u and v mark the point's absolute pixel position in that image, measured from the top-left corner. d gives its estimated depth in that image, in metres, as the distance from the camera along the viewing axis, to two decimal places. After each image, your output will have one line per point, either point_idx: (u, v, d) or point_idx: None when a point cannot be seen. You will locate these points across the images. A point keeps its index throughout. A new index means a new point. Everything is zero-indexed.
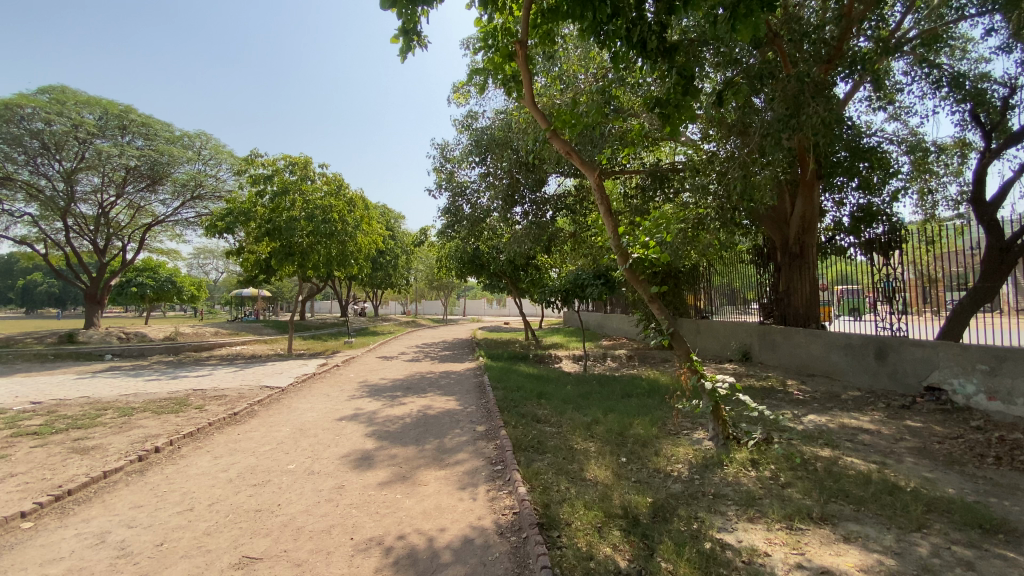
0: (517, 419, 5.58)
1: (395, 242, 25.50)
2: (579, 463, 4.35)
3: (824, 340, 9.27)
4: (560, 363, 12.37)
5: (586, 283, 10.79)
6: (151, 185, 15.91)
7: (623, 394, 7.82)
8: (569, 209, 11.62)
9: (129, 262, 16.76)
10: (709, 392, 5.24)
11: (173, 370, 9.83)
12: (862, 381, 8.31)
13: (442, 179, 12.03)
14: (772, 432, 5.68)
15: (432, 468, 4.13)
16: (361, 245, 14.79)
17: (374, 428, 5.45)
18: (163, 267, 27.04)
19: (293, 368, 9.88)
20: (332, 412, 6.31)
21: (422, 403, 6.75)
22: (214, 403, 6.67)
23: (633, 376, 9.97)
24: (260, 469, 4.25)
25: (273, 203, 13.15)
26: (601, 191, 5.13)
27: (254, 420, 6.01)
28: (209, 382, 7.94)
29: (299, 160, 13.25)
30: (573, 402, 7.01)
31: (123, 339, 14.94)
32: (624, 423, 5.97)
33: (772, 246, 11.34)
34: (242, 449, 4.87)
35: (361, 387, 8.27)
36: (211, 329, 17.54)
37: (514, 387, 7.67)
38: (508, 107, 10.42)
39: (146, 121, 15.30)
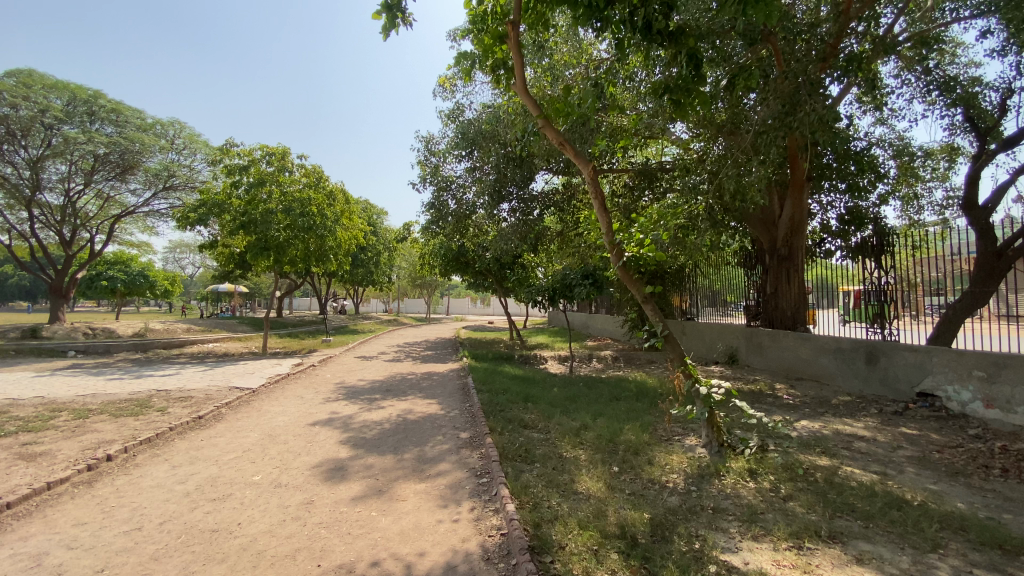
0: (502, 425, 5.28)
1: (377, 239, 24.99)
2: (569, 474, 4.08)
3: (813, 344, 9.14)
4: (546, 364, 12.10)
5: (574, 282, 10.53)
6: (121, 174, 15.17)
7: (610, 397, 7.58)
8: (557, 207, 11.34)
9: (99, 255, 15.95)
10: (704, 398, 5.01)
11: (139, 368, 9.28)
12: (852, 386, 8.21)
13: (427, 173, 11.63)
14: (766, 439, 5.48)
15: (410, 481, 3.80)
16: (342, 241, 14.33)
17: (350, 435, 5.10)
18: (135, 260, 26.02)
19: (266, 367, 9.41)
20: (306, 416, 5.92)
21: (403, 407, 6.41)
22: (179, 405, 6.21)
23: (620, 378, 9.75)
24: (221, 480, 3.86)
25: (249, 195, 12.61)
26: (594, 185, 4.86)
27: (221, 424, 5.59)
28: (176, 381, 7.47)
29: (278, 151, 12.69)
30: (560, 406, 6.73)
31: (89, 335, 14.21)
32: (614, 429, 5.70)
33: (760, 248, 11.22)
34: (205, 456, 4.46)
35: (338, 388, 7.88)
36: (184, 325, 16.85)
37: (498, 390, 7.35)
38: (497, 100, 10.09)
39: (117, 107, 14.52)
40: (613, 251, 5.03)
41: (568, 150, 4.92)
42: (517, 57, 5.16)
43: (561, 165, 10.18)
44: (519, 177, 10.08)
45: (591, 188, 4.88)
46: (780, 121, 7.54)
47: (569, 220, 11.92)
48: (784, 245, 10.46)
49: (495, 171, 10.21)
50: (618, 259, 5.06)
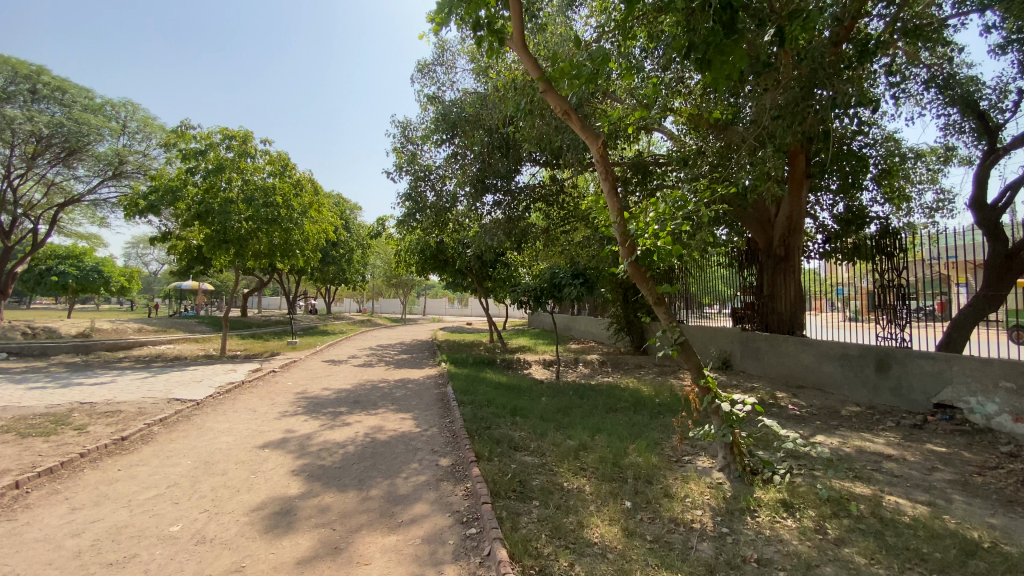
0: (490, 448, 4.46)
1: (350, 235, 23.84)
2: (577, 516, 3.31)
3: (815, 349, 8.58)
4: (530, 369, 11.31)
5: (563, 282, 9.73)
6: (64, 158, 13.74)
7: (606, 409, 6.83)
8: (545, 201, 10.56)
9: (43, 244, 14.50)
10: (727, 416, 4.31)
11: (67, 375, 8.09)
12: (861, 396, 7.66)
13: (403, 161, 10.68)
14: (790, 462, 4.80)
15: (377, 533, 2.95)
16: (309, 234, 13.25)
17: (306, 462, 4.21)
18: (87, 255, 24.16)
19: (218, 373, 8.33)
20: (255, 437, 4.97)
21: (372, 423, 5.52)
22: (100, 422, 5.19)
23: (612, 385, 9.04)
24: (126, 532, 2.93)
25: (206, 183, 11.47)
26: (603, 163, 4.18)
27: (148, 447, 4.60)
28: (104, 392, 6.39)
29: (239, 134, 11.51)
30: (552, 421, 5.94)
31: (29, 335, 12.79)
32: (619, 449, 4.94)
33: (754, 249, 10.63)
34: (114, 496, 3.50)
35: (298, 399, 6.91)
36: (135, 324, 15.43)
37: (482, 401, 6.53)
38: (482, 80, 9.25)
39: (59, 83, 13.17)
40: (623, 244, 4.34)
41: (572, 121, 4.30)
42: (514, 10, 4.63)
43: (551, 154, 9.40)
44: (505, 167, 9.28)
45: (597, 166, 4.22)
46: (799, 101, 6.85)
47: (556, 216, 11.16)
48: (780, 245, 9.91)
49: (479, 160, 9.37)
50: (627, 253, 4.35)
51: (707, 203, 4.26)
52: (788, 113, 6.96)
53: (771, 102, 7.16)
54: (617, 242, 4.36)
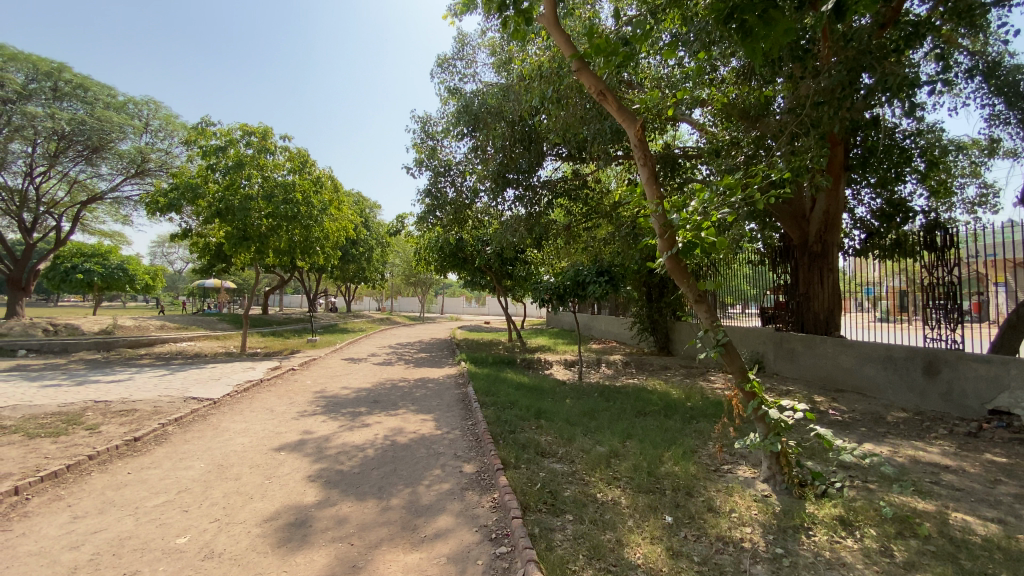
0: (517, 454, 4.19)
1: (369, 234, 23.80)
2: (615, 533, 3.02)
3: (856, 351, 8.11)
4: (552, 369, 11.02)
5: (587, 280, 9.37)
6: (90, 157, 13.92)
7: (635, 413, 6.51)
8: (568, 195, 10.21)
9: (66, 241, 14.69)
10: (773, 422, 3.99)
11: (88, 372, 8.08)
12: (906, 401, 7.19)
13: (423, 157, 10.47)
14: (843, 474, 4.42)
15: (398, 548, 2.71)
16: (329, 232, 13.14)
17: (323, 466, 4.00)
18: (113, 253, 24.64)
19: (237, 372, 8.23)
20: (271, 439, 4.78)
21: (392, 425, 5.29)
22: (115, 422, 5.06)
23: (639, 387, 8.69)
24: (130, 545, 2.73)
25: (226, 180, 11.41)
26: (642, 147, 3.91)
27: (161, 449, 4.44)
28: (121, 390, 6.30)
29: (259, 130, 11.43)
30: (580, 425, 5.64)
31: (50, 332, 12.95)
32: (653, 458, 4.64)
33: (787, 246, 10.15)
34: (122, 502, 3.33)
35: (317, 398, 6.73)
36: (157, 321, 15.57)
37: (505, 402, 6.26)
38: (506, 71, 8.96)
39: (84, 82, 13.29)
40: (663, 236, 4.01)
41: (608, 103, 4.03)
42: None
43: (575, 147, 9.10)
44: (527, 161, 9.01)
45: (636, 150, 3.95)
46: (846, 85, 6.42)
47: (579, 212, 10.84)
48: (816, 242, 9.45)
49: (500, 154, 9.06)
50: (667, 247, 4.02)
51: (756, 190, 3.94)
52: (833, 98, 6.53)
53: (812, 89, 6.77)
54: (656, 235, 4.04)
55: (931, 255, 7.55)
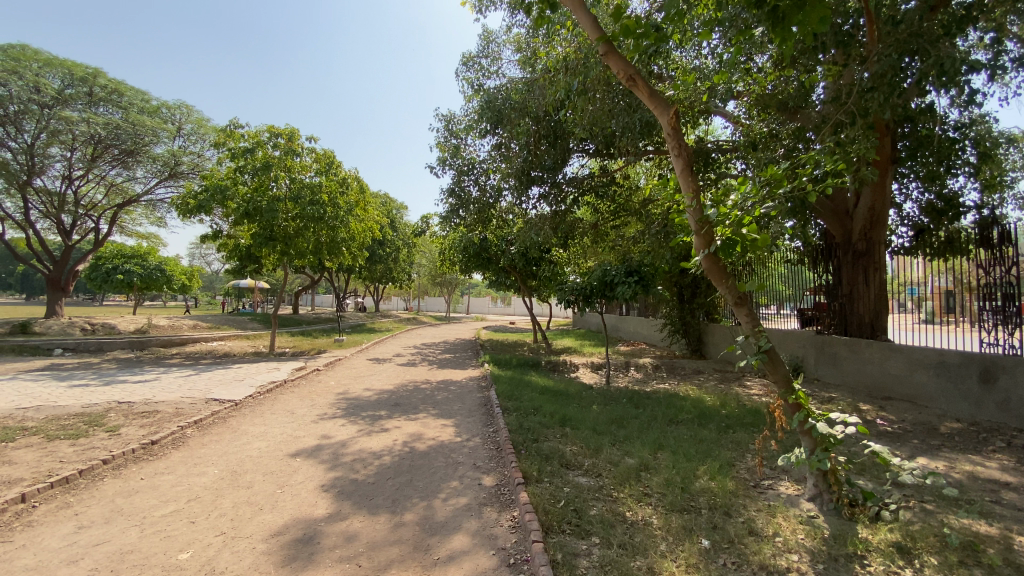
0: (539, 467, 3.94)
1: (396, 234, 23.90)
2: (646, 559, 2.74)
3: (904, 356, 7.56)
4: (578, 372, 10.72)
5: (616, 280, 9.00)
6: (127, 161, 14.33)
7: (667, 421, 6.19)
8: (595, 192, 9.86)
9: (103, 242, 15.14)
10: (821, 436, 3.67)
11: (119, 372, 8.22)
12: (959, 410, 6.63)
13: (447, 155, 10.30)
14: (899, 493, 4.02)
15: (408, 572, 2.50)
16: (354, 232, 13.16)
17: (337, 475, 3.85)
18: (152, 254, 25.47)
19: (262, 372, 8.24)
20: (288, 443, 4.66)
21: (412, 430, 5.12)
22: (135, 424, 5.04)
23: (669, 392, 8.33)
24: (130, 561, 2.61)
25: (254, 182, 11.52)
26: (676, 135, 3.64)
27: (177, 453, 4.38)
28: (146, 391, 6.33)
29: (285, 131, 11.48)
30: (607, 434, 5.37)
31: (88, 331, 13.37)
32: (688, 472, 4.35)
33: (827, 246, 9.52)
34: (130, 512, 3.24)
35: (338, 401, 6.63)
36: (190, 321, 15.95)
37: (529, 408, 6.04)
38: (530, 66, 8.71)
39: (120, 89, 13.66)
40: (699, 233, 3.62)
41: (639, 87, 3.76)
42: None
43: (602, 142, 8.78)
44: (552, 159, 8.74)
45: (669, 139, 3.68)
46: (897, 70, 5.83)
47: (606, 210, 10.50)
48: (860, 239, 8.85)
49: (524, 151, 8.81)
50: (704, 244, 3.65)
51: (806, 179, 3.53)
52: (883, 84, 5.98)
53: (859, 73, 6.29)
54: (692, 232, 3.66)
55: (988, 254, 6.91)
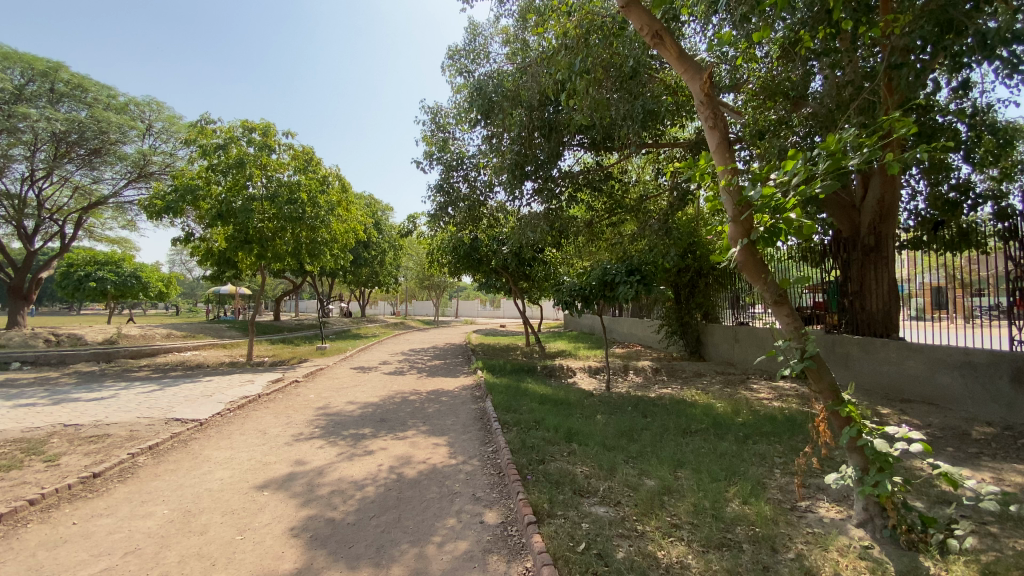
0: (551, 499, 3.38)
1: (382, 237, 23.22)
2: None
3: (926, 355, 7.14)
4: (575, 378, 10.18)
5: (616, 281, 8.32)
6: (93, 161, 13.51)
7: (679, 432, 5.67)
8: (592, 187, 9.29)
9: (71, 248, 14.19)
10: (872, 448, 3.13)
11: (75, 388, 7.45)
12: (991, 413, 6.23)
13: (433, 149, 9.67)
14: (959, 517, 3.53)
15: None
16: (336, 233, 12.49)
17: (311, 513, 3.23)
18: (127, 260, 24.41)
19: (234, 385, 7.53)
20: (256, 472, 4.03)
21: (400, 452, 4.51)
22: (78, 452, 4.36)
23: (676, 398, 7.81)
24: None
25: (228, 181, 10.80)
26: (708, 103, 3.34)
27: (123, 488, 3.72)
28: (99, 411, 5.62)
29: (260, 126, 10.77)
30: (619, 450, 4.82)
31: (52, 342, 12.50)
32: (719, 496, 3.82)
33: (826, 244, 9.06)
34: (49, 572, 2.60)
35: (317, 417, 5.98)
36: (164, 330, 15.10)
37: (529, 421, 5.48)
38: (523, 53, 8.18)
39: (83, 83, 12.80)
40: (737, 222, 3.14)
41: (665, 45, 3.64)
42: None
43: (599, 133, 8.25)
44: (547, 151, 8.17)
45: (700, 106, 3.38)
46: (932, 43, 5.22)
47: (602, 207, 10.02)
48: (869, 234, 8.48)
49: (517, 144, 8.26)
50: (740, 235, 3.16)
51: (877, 152, 2.85)
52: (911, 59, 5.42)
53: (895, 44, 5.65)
54: (728, 220, 3.17)
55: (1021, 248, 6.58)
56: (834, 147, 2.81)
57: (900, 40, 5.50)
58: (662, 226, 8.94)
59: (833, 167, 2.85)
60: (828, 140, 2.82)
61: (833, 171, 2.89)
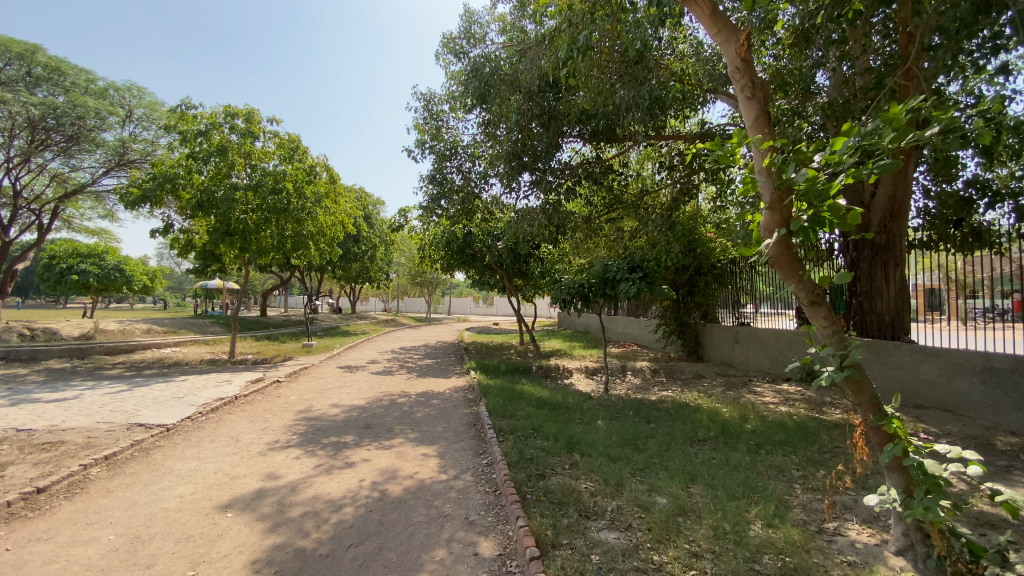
0: (555, 525, 2.98)
1: (373, 232, 22.70)
2: None
3: (941, 360, 6.82)
4: (572, 379, 9.80)
5: (617, 278, 7.93)
6: (70, 148, 12.90)
7: (687, 441, 5.30)
8: (593, 180, 8.88)
9: (45, 239, 13.55)
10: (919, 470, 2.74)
11: (37, 388, 6.91)
12: (1011, 422, 5.92)
13: (426, 137, 9.18)
14: (1005, 544, 3.17)
15: None
16: (324, 226, 11.97)
17: (280, 541, 2.80)
18: (110, 253, 23.68)
19: (210, 386, 7.05)
20: (222, 488, 3.57)
21: (385, 464, 4.08)
22: (25, 462, 3.86)
23: (678, 403, 7.43)
24: None
25: (211, 170, 10.27)
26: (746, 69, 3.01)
27: (68, 507, 3.24)
28: (56, 415, 5.12)
29: (243, 112, 10.24)
30: (624, 463, 4.43)
31: (25, 337, 11.91)
32: (739, 518, 3.44)
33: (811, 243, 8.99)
34: None
35: (297, 422, 5.53)
36: (144, 325, 14.49)
37: (526, 428, 5.07)
38: (523, 36, 7.75)
39: (57, 65, 12.15)
40: (773, 208, 2.73)
41: (697, 5, 3.33)
42: None
43: (601, 122, 7.84)
44: (545, 141, 7.74)
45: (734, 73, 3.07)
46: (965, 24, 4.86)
47: (601, 202, 9.65)
48: (879, 232, 8.16)
49: (514, 133, 7.83)
50: (777, 223, 2.75)
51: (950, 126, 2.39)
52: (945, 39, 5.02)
53: (927, 24, 5.25)
54: (763, 206, 2.76)
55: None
56: (898, 118, 2.30)
57: (932, 19, 5.08)
58: (666, 221, 8.54)
59: (895, 145, 2.36)
60: (890, 110, 2.30)
61: (896, 148, 2.39)
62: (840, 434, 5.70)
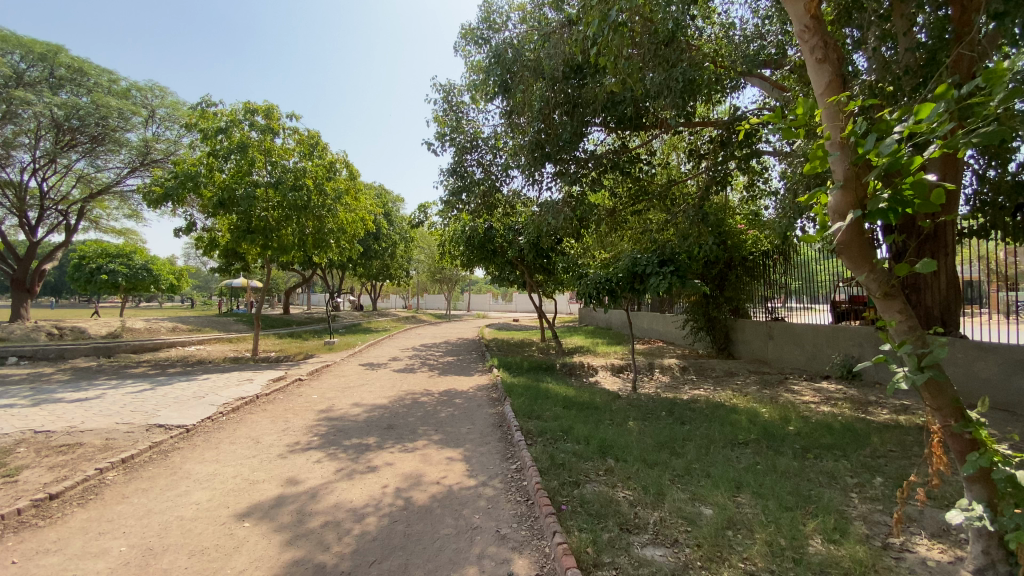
0: (595, 542, 2.72)
1: (393, 229, 22.66)
2: None
3: (999, 356, 6.34)
4: (597, 377, 9.51)
5: (647, 273, 7.57)
6: (96, 149, 13.07)
7: (728, 445, 4.98)
8: (620, 170, 8.53)
9: (73, 239, 13.76)
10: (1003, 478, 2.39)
11: (62, 387, 6.91)
12: None
13: (446, 129, 8.93)
14: None
15: None
16: (345, 223, 11.87)
17: (299, 556, 2.60)
18: (138, 253, 24.15)
19: (233, 385, 6.96)
20: (240, 494, 3.41)
21: (409, 469, 3.87)
22: (41, 465, 3.77)
23: (712, 402, 7.09)
24: None
25: (233, 167, 10.23)
26: (814, 32, 2.66)
27: (80, 515, 3.11)
28: (77, 415, 5.05)
29: (263, 108, 10.15)
30: (662, 469, 4.15)
31: (54, 336, 12.11)
32: (795, 533, 3.15)
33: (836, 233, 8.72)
34: None
35: (319, 422, 5.37)
36: (170, 323, 14.66)
37: (556, 430, 4.82)
38: (547, 20, 7.45)
39: (81, 67, 12.26)
40: (843, 187, 2.40)
41: None
42: None
43: (629, 109, 7.49)
44: (571, 130, 7.44)
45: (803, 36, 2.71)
46: None
47: (626, 193, 9.33)
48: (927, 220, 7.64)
49: (538, 122, 7.55)
50: (847, 204, 2.43)
51: None
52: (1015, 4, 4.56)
53: None
54: (830, 184, 2.44)
55: None
56: (1002, 76, 1.93)
57: None
58: (698, 212, 8.18)
59: (995, 110, 1.99)
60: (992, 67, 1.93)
61: (997, 111, 2.02)
62: (892, 437, 5.30)
